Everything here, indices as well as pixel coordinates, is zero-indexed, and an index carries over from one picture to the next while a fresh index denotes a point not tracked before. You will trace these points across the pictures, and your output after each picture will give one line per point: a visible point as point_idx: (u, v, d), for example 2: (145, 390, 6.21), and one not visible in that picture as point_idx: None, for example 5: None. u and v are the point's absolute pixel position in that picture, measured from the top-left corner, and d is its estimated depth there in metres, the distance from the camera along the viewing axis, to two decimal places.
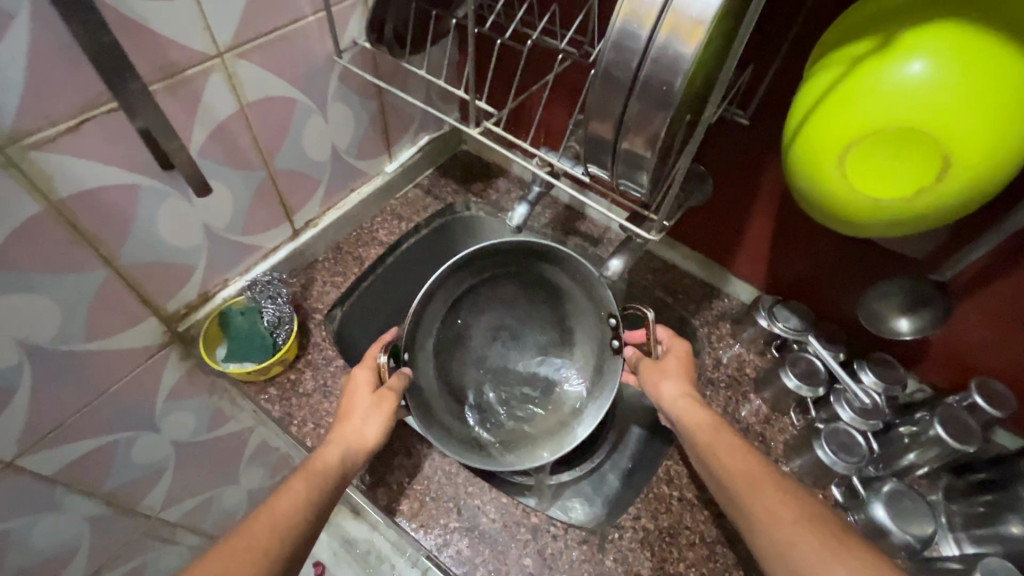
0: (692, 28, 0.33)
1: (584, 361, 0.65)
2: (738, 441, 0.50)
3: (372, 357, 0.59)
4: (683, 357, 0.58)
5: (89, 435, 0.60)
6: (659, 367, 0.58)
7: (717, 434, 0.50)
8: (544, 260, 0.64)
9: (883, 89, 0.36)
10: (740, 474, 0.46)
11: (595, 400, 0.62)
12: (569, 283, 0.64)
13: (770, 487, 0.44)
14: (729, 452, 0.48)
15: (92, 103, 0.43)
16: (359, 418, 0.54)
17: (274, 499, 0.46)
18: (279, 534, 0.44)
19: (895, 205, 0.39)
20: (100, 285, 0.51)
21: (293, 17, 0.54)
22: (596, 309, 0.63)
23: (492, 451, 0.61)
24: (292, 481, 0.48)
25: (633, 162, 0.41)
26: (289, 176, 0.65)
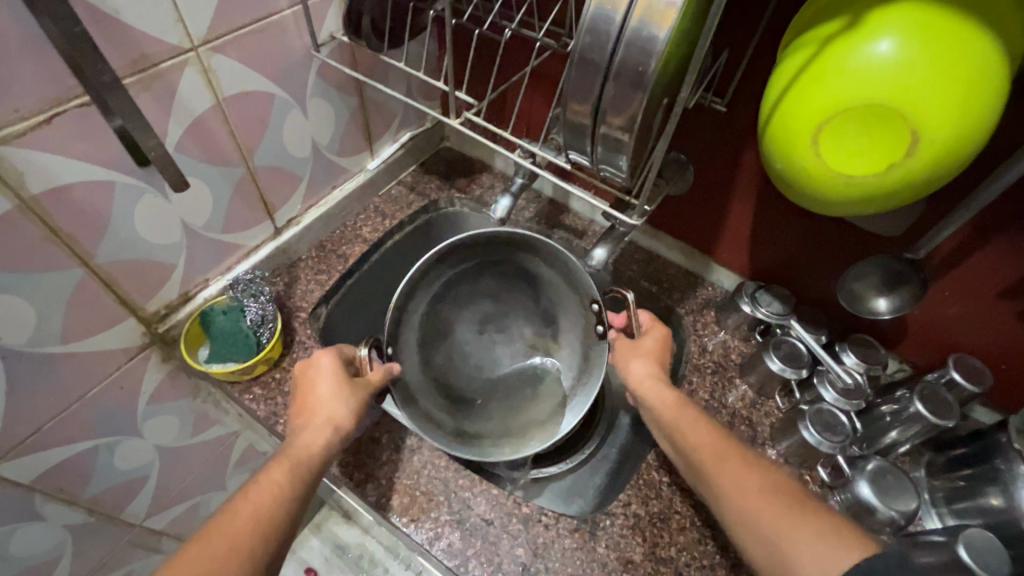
0: (665, 11, 0.34)
1: (571, 349, 0.65)
2: (702, 418, 0.52)
3: (341, 347, 0.58)
4: (658, 338, 0.59)
5: (68, 441, 0.59)
6: (635, 347, 0.59)
7: (682, 413, 0.52)
8: (524, 250, 0.65)
9: (852, 67, 0.37)
10: (707, 449, 0.48)
11: (583, 387, 0.62)
12: (549, 273, 0.65)
13: (737, 460, 0.46)
14: (694, 429, 0.50)
15: (62, 96, 0.42)
16: (329, 402, 0.54)
17: (253, 489, 0.46)
18: (262, 529, 0.44)
19: (867, 182, 0.40)
20: (75, 285, 0.50)
21: (269, 10, 0.54)
22: (579, 297, 0.63)
23: (484, 442, 0.61)
24: (273, 473, 0.48)
25: (612, 146, 0.41)
26: (270, 173, 0.65)
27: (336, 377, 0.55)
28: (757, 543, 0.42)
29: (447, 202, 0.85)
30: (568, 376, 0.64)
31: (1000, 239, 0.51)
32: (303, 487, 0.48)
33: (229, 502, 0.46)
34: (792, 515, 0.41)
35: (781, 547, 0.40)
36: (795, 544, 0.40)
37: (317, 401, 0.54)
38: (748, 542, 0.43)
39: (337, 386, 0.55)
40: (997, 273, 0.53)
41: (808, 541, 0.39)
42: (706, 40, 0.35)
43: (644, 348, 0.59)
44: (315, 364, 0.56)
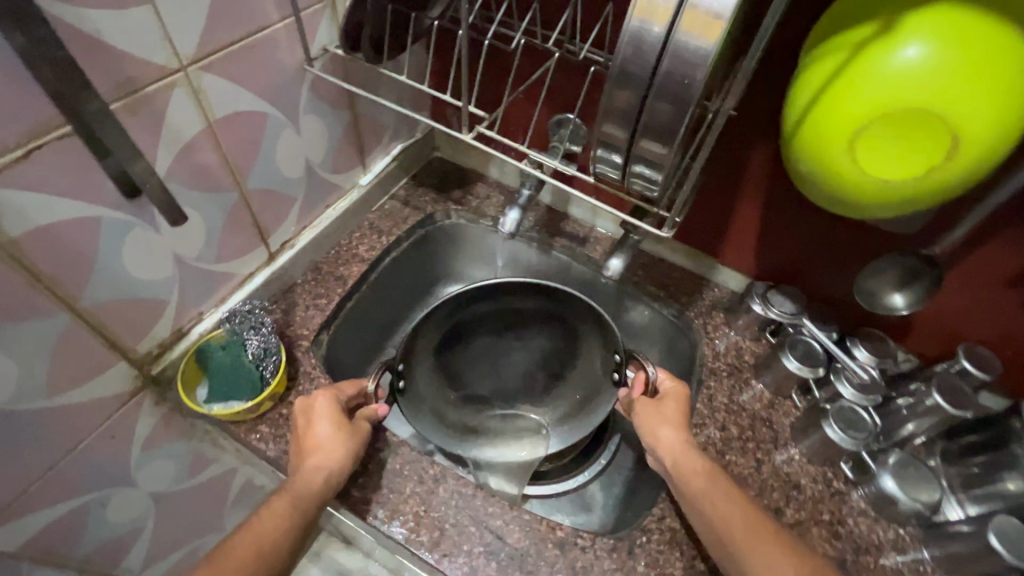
0: (711, 23, 0.32)
1: (578, 384, 0.68)
2: (732, 488, 0.51)
3: (340, 389, 0.58)
4: (680, 401, 0.58)
5: (56, 500, 0.53)
6: (656, 410, 0.57)
7: (715, 484, 0.51)
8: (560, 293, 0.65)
9: (887, 72, 0.37)
10: (740, 525, 0.48)
11: (587, 420, 0.65)
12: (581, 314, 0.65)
13: (771, 542, 0.47)
14: (727, 501, 0.50)
15: (41, 128, 0.38)
16: (329, 446, 0.54)
17: (256, 518, 0.48)
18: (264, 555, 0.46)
19: (902, 185, 0.40)
20: (60, 332, 0.46)
21: (260, 24, 0.50)
22: (602, 344, 0.65)
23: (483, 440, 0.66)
24: (275, 503, 0.50)
25: (648, 160, 0.40)
26: (262, 196, 0.61)
27: (336, 420, 0.55)
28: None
29: (443, 214, 0.82)
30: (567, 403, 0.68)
31: (1008, 232, 0.51)
32: (302, 517, 0.50)
33: (238, 541, 0.48)
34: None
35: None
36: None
37: (316, 442, 0.54)
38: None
39: (338, 427, 0.55)
40: (1004, 262, 0.54)
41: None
42: (756, 50, 0.34)
43: (670, 412, 0.57)
44: (314, 407, 0.56)
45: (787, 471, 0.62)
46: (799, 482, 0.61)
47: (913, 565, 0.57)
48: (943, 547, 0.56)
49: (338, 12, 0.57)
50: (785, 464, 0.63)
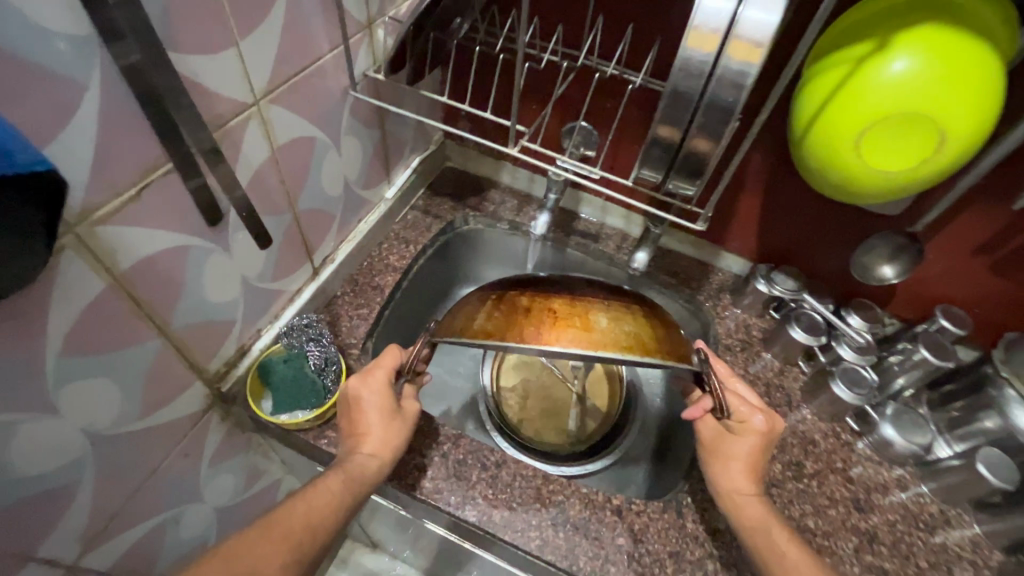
0: (753, 50, 0.38)
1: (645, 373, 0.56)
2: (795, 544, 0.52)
3: (389, 368, 0.57)
4: (756, 444, 0.55)
5: (143, 519, 0.56)
6: (724, 452, 0.57)
7: (768, 534, 0.52)
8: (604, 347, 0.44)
9: (885, 83, 0.44)
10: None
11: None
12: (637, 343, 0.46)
13: None
14: (788, 558, 0.50)
15: (150, 167, 0.41)
16: (377, 431, 0.57)
17: (309, 492, 0.53)
18: (313, 526, 0.51)
19: (900, 174, 0.48)
20: (153, 357, 0.48)
21: (314, 56, 0.53)
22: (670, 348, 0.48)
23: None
24: (329, 480, 0.54)
25: (693, 163, 0.46)
26: (309, 215, 0.64)
27: (386, 402, 0.57)
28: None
29: (462, 221, 0.86)
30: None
31: (975, 207, 0.61)
32: (352, 496, 0.54)
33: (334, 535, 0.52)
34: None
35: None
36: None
37: (367, 428, 0.56)
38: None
39: (387, 413, 0.57)
40: (977, 231, 0.63)
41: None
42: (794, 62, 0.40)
43: (741, 451, 0.56)
44: (366, 389, 0.57)
45: (802, 429, 0.70)
46: (813, 437, 0.70)
47: (916, 498, 0.66)
48: (939, 480, 0.65)
49: (376, 39, 0.61)
50: (800, 423, 0.71)
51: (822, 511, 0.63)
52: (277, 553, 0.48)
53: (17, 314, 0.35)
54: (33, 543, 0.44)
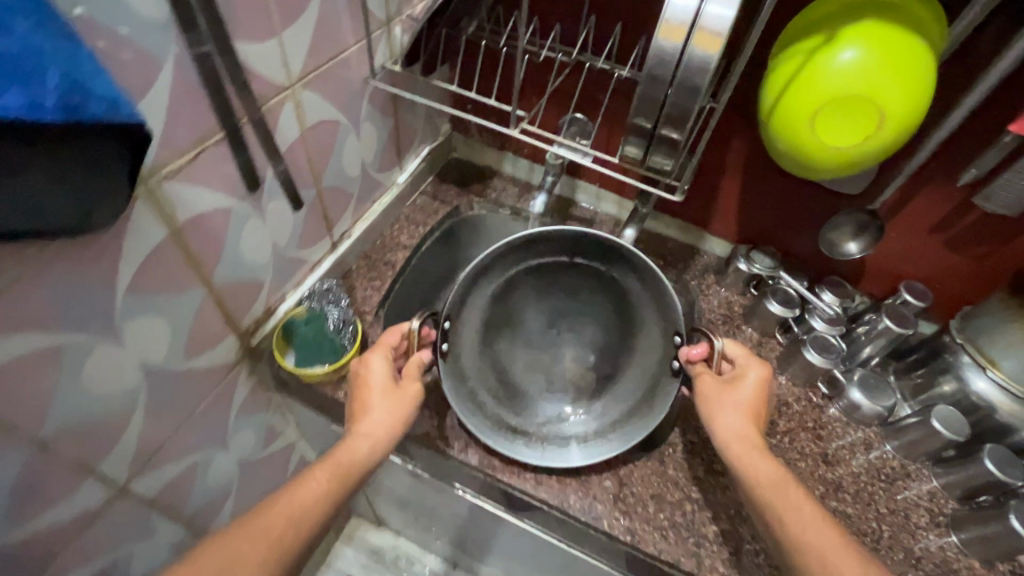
0: (714, 39, 0.45)
1: (642, 367, 0.67)
2: (808, 502, 0.51)
3: (387, 343, 0.62)
4: (758, 389, 0.59)
5: (180, 456, 0.62)
6: (725, 398, 0.58)
7: (784, 491, 0.52)
8: (608, 256, 0.66)
9: (834, 69, 0.51)
10: (816, 537, 0.48)
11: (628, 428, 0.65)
12: (635, 288, 0.66)
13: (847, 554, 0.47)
14: (800, 515, 0.50)
15: (206, 135, 0.48)
16: (375, 411, 0.57)
17: (296, 485, 0.52)
18: (292, 522, 0.51)
19: (849, 150, 0.55)
20: (198, 304, 0.56)
21: (340, 48, 0.61)
22: (661, 329, 0.65)
23: (524, 439, 0.66)
24: (318, 472, 0.53)
25: (668, 139, 0.53)
26: (331, 191, 0.71)
27: (387, 376, 0.60)
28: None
29: (467, 207, 0.93)
30: (631, 399, 0.66)
31: (928, 188, 0.68)
32: (340, 487, 0.54)
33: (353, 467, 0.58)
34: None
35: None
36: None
37: (369, 406, 0.58)
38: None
39: (387, 391, 0.59)
40: (930, 211, 0.70)
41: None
42: (751, 49, 0.47)
43: (744, 398, 0.58)
44: (367, 365, 0.60)
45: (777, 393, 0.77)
46: (787, 399, 0.76)
47: (880, 455, 0.72)
48: (901, 438, 0.71)
49: (393, 36, 0.69)
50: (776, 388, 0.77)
51: (793, 463, 0.70)
52: (254, 552, 0.48)
53: (98, 250, 0.43)
54: (93, 460, 0.51)
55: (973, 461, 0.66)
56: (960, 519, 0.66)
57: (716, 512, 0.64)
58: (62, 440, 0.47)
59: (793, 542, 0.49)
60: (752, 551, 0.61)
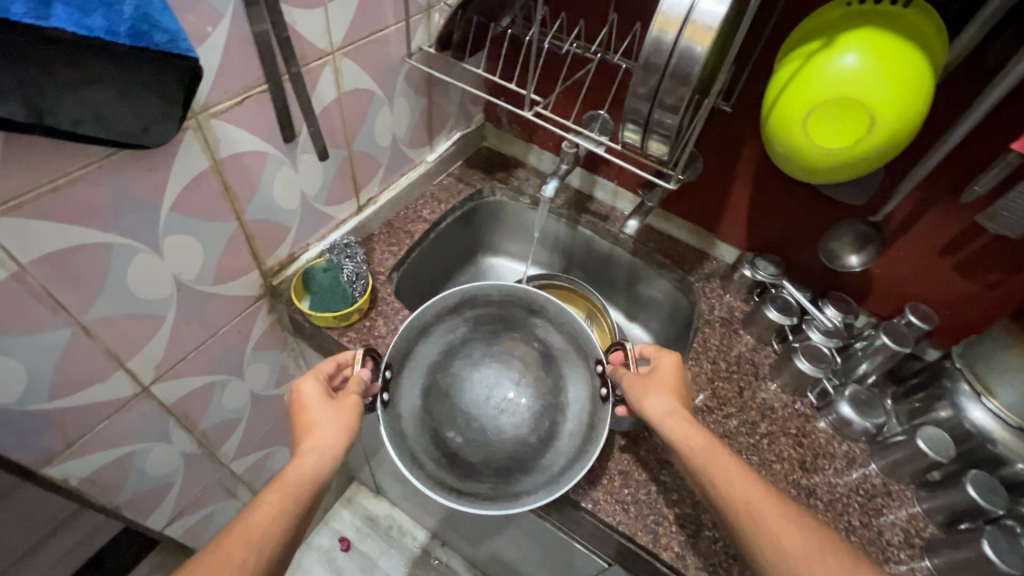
0: (705, 32, 0.49)
1: (577, 419, 0.67)
2: (732, 460, 0.55)
3: (322, 368, 0.63)
4: (676, 372, 0.63)
5: (200, 372, 0.70)
6: (648, 384, 0.62)
7: (712, 453, 0.55)
8: (534, 314, 0.72)
9: (830, 70, 0.53)
10: (743, 496, 0.52)
11: (573, 471, 0.61)
12: (557, 338, 0.71)
13: (773, 507, 0.51)
14: (728, 475, 0.53)
15: (252, 84, 0.56)
16: (320, 424, 0.58)
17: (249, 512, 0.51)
18: (254, 546, 0.49)
19: (839, 151, 0.57)
20: (230, 235, 0.63)
21: (381, 25, 0.68)
22: (585, 368, 0.69)
23: (468, 498, 0.60)
24: (270, 495, 0.52)
25: (662, 127, 0.57)
26: (361, 157, 0.79)
27: (323, 395, 0.61)
28: (759, 533, 0.50)
29: (489, 191, 0.98)
30: (573, 446, 0.64)
31: (934, 210, 0.68)
32: (298, 503, 0.53)
33: None
34: (789, 519, 0.51)
35: (794, 554, 0.48)
36: (796, 541, 0.49)
37: (312, 422, 0.58)
38: (745, 533, 0.51)
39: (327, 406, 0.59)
40: (938, 233, 0.69)
41: (815, 550, 0.48)
42: (739, 44, 0.51)
43: (664, 378, 0.62)
44: (300, 391, 0.61)
45: (765, 398, 0.77)
46: (773, 405, 0.77)
47: (862, 472, 0.71)
48: (887, 457, 0.70)
49: (432, 21, 0.76)
50: (764, 394, 0.78)
51: (768, 464, 0.71)
52: None
53: (152, 167, 0.51)
54: (125, 354, 0.59)
55: (953, 487, 0.65)
56: (936, 544, 0.64)
57: (679, 497, 0.66)
58: (102, 329, 0.55)
59: (724, 493, 0.53)
60: (709, 536, 0.63)
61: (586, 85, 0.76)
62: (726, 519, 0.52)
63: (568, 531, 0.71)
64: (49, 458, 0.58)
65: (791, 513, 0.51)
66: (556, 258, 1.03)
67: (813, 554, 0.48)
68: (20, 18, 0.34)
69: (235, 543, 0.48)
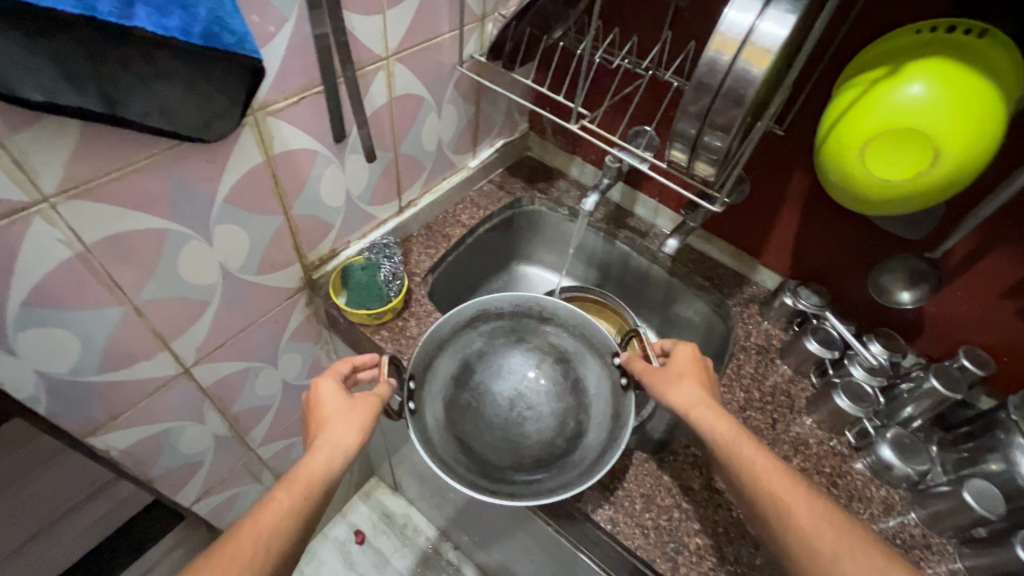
0: (763, 55, 0.48)
1: (602, 414, 0.67)
2: (758, 448, 0.56)
3: (338, 369, 0.64)
4: (695, 361, 0.64)
5: (238, 357, 0.73)
6: (670, 376, 0.63)
7: (737, 443, 0.56)
8: (545, 321, 0.73)
9: (893, 101, 0.51)
10: (772, 485, 0.53)
11: (606, 460, 0.60)
12: (569, 340, 0.72)
13: (800, 496, 0.52)
14: (757, 463, 0.54)
15: (308, 85, 0.58)
16: (337, 424, 0.59)
17: (258, 509, 0.51)
18: (264, 542, 0.50)
19: (900, 184, 0.54)
20: (276, 228, 0.66)
21: (435, 33, 0.70)
22: (602, 361, 0.69)
23: (505, 493, 0.59)
24: (280, 495, 0.53)
25: (710, 148, 0.56)
26: (407, 159, 0.80)
27: (341, 393, 0.62)
28: (787, 527, 0.51)
29: (529, 200, 0.98)
30: (600, 439, 0.64)
31: (997, 251, 0.64)
32: (306, 504, 0.53)
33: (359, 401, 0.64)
34: (819, 514, 0.51)
35: (823, 549, 0.49)
36: (826, 538, 0.49)
37: (330, 418, 0.59)
38: (776, 527, 0.51)
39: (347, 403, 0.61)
40: (1000, 275, 0.65)
41: (844, 547, 0.48)
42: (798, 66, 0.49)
43: (684, 367, 0.63)
44: (318, 390, 0.62)
45: (799, 433, 0.75)
46: (807, 441, 0.74)
47: (900, 521, 0.67)
48: (928, 507, 0.66)
49: (485, 30, 0.77)
50: (799, 429, 0.75)
51: None
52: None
53: (210, 159, 0.53)
54: (171, 335, 0.61)
55: (1000, 546, 0.61)
56: None
57: (703, 525, 0.64)
58: (151, 310, 0.57)
59: (754, 486, 0.53)
60: (731, 571, 0.61)
61: (635, 100, 0.76)
62: (756, 511, 0.53)
63: (584, 553, 0.69)
64: (94, 429, 0.61)
65: (819, 506, 0.51)
66: (590, 272, 1.03)
67: (842, 552, 0.48)
68: (105, 16, 0.37)
69: (246, 537, 0.49)
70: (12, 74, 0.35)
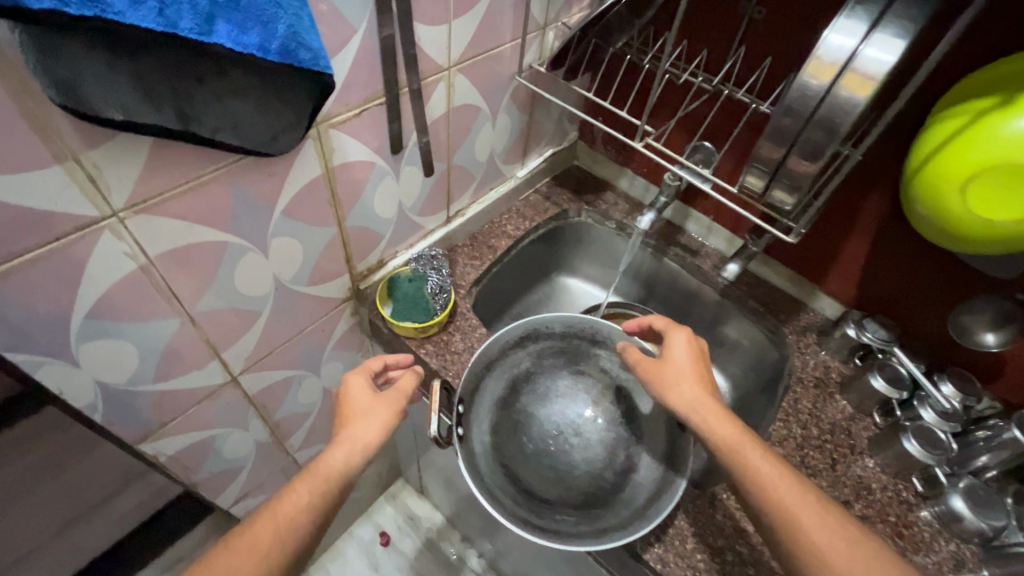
0: (865, 82, 0.44)
1: (655, 450, 0.65)
2: (762, 451, 0.53)
3: (370, 367, 0.63)
4: (692, 353, 0.62)
5: (284, 366, 0.72)
6: (666, 373, 0.60)
7: (739, 451, 0.53)
8: (596, 344, 0.70)
9: (1004, 135, 0.47)
10: (774, 495, 0.50)
11: (663, 503, 0.60)
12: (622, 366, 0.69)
13: (812, 509, 0.49)
14: (761, 471, 0.51)
15: (371, 97, 0.56)
16: (360, 419, 0.58)
17: (279, 501, 0.50)
18: (279, 535, 0.49)
19: (1007, 224, 0.50)
20: (329, 239, 0.64)
21: (497, 42, 0.67)
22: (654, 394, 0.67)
23: (559, 534, 0.58)
24: (299, 487, 0.51)
25: (792, 178, 0.53)
26: (459, 170, 0.78)
27: (370, 391, 0.61)
28: (798, 544, 0.48)
29: (576, 213, 0.95)
30: (653, 476, 0.63)
31: None
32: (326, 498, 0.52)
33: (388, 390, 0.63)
34: (830, 529, 0.48)
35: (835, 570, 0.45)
36: (839, 555, 0.46)
37: (360, 419, 0.58)
38: (785, 540, 0.49)
39: (379, 399, 0.60)
40: None
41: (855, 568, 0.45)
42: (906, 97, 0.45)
43: (680, 363, 0.61)
44: (348, 385, 0.61)
45: (861, 475, 0.70)
46: (870, 485, 0.70)
47: None
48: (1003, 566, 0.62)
49: (546, 40, 0.75)
50: (860, 471, 0.71)
51: None
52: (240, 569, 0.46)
53: (271, 173, 0.52)
54: (222, 345, 0.61)
55: None
56: None
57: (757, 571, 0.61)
58: (207, 320, 0.57)
59: (764, 494, 0.50)
60: None
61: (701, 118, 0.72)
62: (763, 522, 0.50)
63: None
64: (145, 435, 0.61)
65: (833, 522, 0.48)
66: (636, 288, 0.99)
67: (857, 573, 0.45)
68: (186, 32, 0.35)
69: (262, 533, 0.48)
70: (92, 90, 0.35)
